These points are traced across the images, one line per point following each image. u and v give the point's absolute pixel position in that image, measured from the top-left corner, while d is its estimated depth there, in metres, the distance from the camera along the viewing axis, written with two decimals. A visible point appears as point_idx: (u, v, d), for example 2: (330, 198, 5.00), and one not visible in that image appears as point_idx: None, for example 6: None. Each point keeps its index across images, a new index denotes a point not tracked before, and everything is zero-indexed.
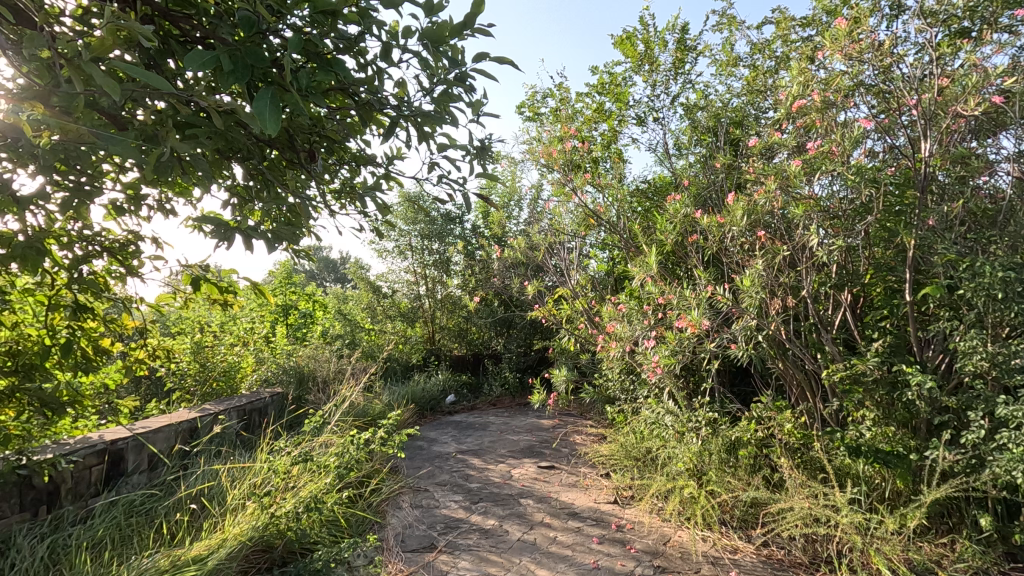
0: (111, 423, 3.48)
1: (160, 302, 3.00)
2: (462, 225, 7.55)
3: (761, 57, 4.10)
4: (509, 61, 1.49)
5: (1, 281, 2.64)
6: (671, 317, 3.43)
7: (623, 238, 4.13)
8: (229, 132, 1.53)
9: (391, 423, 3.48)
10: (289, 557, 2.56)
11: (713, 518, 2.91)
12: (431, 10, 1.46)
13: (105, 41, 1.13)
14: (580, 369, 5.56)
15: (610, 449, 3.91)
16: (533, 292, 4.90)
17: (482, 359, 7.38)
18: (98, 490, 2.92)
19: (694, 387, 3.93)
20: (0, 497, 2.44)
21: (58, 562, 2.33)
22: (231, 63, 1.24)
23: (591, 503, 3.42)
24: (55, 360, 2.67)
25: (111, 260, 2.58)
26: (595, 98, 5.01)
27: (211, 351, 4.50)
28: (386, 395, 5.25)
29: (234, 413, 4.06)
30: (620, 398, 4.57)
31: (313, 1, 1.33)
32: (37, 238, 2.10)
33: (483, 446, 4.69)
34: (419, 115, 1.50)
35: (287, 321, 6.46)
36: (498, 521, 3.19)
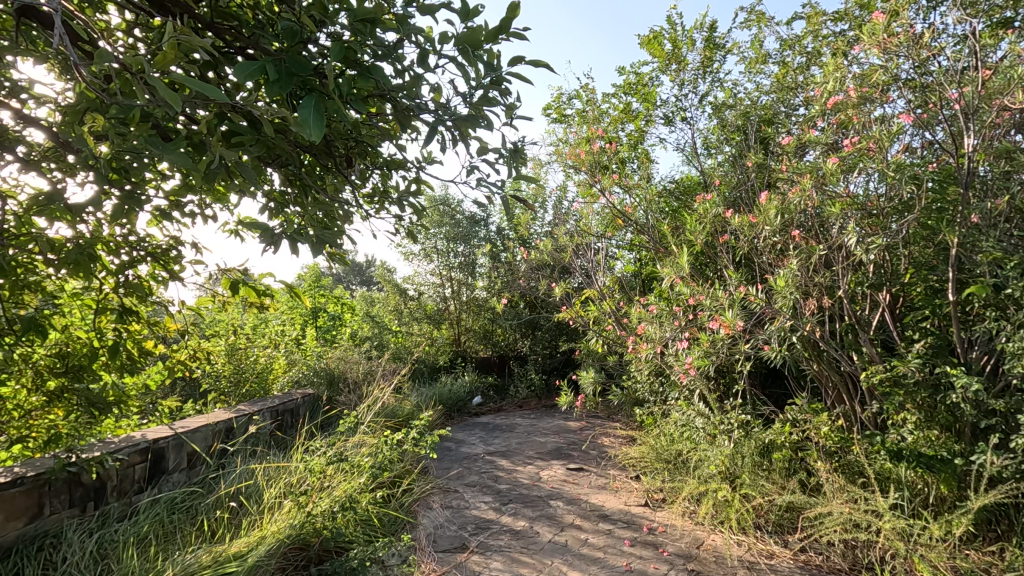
0: (153, 423, 3.60)
1: (200, 305, 3.09)
2: (487, 227, 7.59)
3: (791, 54, 4.03)
4: (546, 64, 1.50)
5: (51, 286, 2.75)
6: (702, 318, 3.40)
7: (651, 238, 4.10)
8: (271, 139, 1.57)
9: (422, 423, 3.52)
10: (325, 555, 2.61)
11: (747, 522, 2.86)
12: (466, 16, 1.48)
13: (165, 55, 1.18)
14: (607, 370, 5.54)
15: (639, 452, 3.88)
16: (560, 294, 4.89)
17: (508, 361, 7.40)
18: (141, 487, 3.01)
19: (725, 388, 3.89)
20: (52, 494, 2.53)
21: (106, 556, 2.42)
22: (276, 72, 1.27)
23: (622, 506, 3.39)
24: (102, 361, 2.77)
25: (154, 265, 2.67)
26: (622, 98, 4.99)
27: (246, 352, 4.61)
28: (415, 396, 5.30)
29: (268, 414, 4.15)
30: (649, 400, 4.55)
31: (354, 9, 1.36)
32: (88, 245, 2.20)
33: (511, 447, 4.71)
34: (457, 119, 1.52)
35: (316, 323, 6.58)
36: (529, 523, 3.20)
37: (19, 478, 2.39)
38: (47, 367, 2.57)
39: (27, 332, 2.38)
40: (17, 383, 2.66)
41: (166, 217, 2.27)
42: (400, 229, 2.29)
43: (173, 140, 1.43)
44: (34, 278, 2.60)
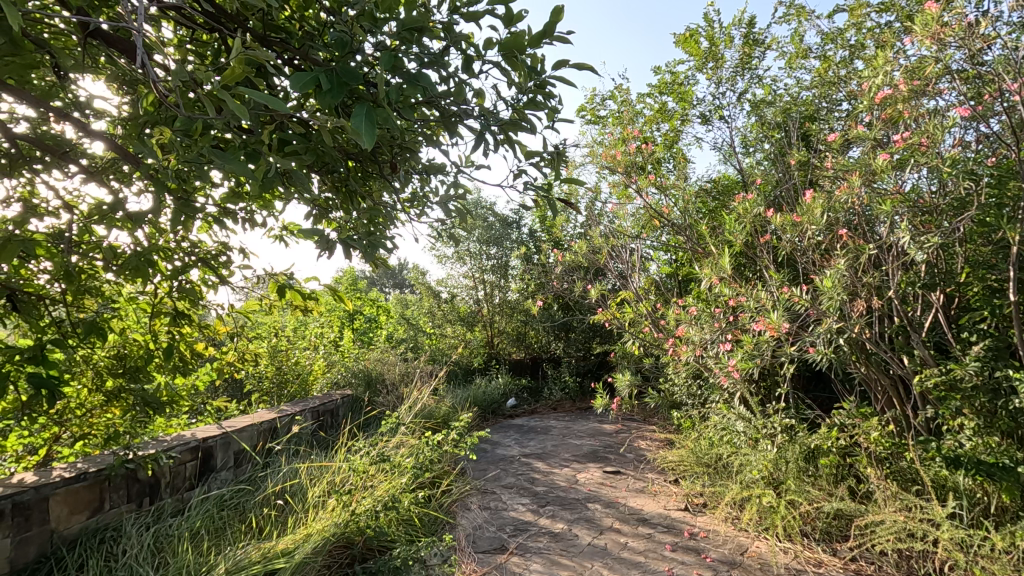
0: (202, 422, 3.73)
1: (247, 308, 3.19)
2: (520, 230, 7.61)
3: (834, 48, 3.93)
4: (592, 67, 1.50)
5: (110, 290, 2.89)
6: (743, 320, 3.34)
7: (689, 239, 4.04)
8: (322, 147, 1.61)
9: (461, 425, 3.55)
10: (368, 553, 2.66)
11: (794, 530, 2.78)
12: (510, 22, 1.49)
13: (234, 69, 1.24)
14: (643, 373, 5.49)
15: (678, 455, 3.83)
16: (595, 296, 4.86)
17: (541, 363, 7.40)
18: (191, 484, 3.12)
19: (767, 392, 3.80)
20: (111, 489, 2.64)
21: (162, 549, 2.52)
22: (328, 82, 1.30)
23: (661, 510, 3.35)
24: (157, 363, 2.90)
25: (205, 270, 2.78)
26: (658, 98, 4.89)
27: (286, 354, 4.74)
28: (451, 398, 5.35)
29: (310, 414, 4.25)
30: (687, 403, 4.48)
31: (402, 19, 1.39)
32: (147, 252, 2.31)
33: (547, 450, 4.70)
34: (502, 123, 1.53)
35: (353, 325, 6.71)
36: (567, 525, 3.19)
37: (82, 473, 2.52)
38: (106, 368, 2.71)
39: (90, 335, 2.51)
40: (79, 382, 2.80)
41: (218, 223, 2.36)
42: (439, 234, 2.29)
43: (231, 148, 1.49)
44: (94, 284, 2.74)
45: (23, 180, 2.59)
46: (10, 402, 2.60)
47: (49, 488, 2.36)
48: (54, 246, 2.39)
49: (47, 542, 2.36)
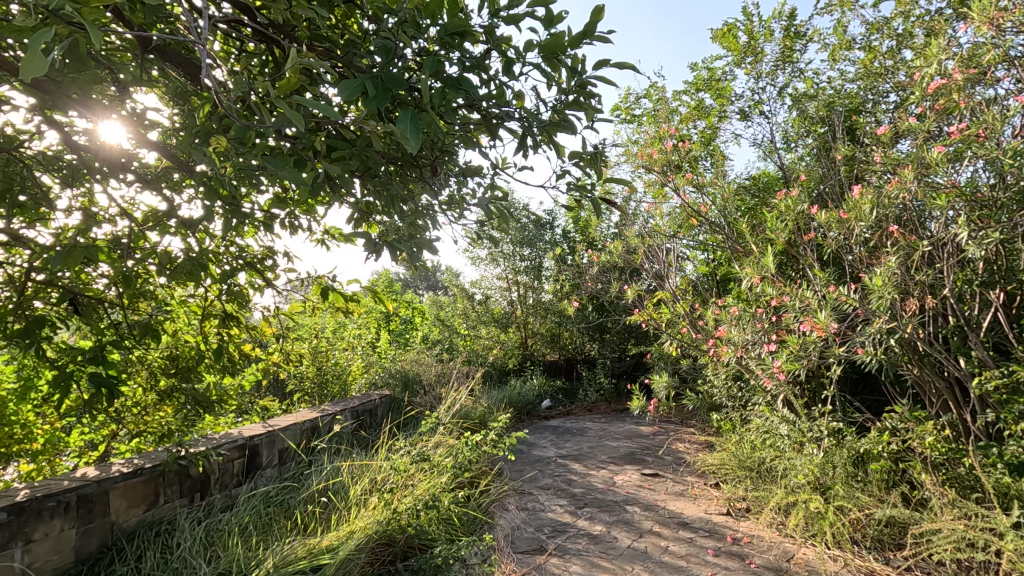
0: (249, 420, 3.85)
1: (292, 310, 3.28)
2: (553, 231, 7.59)
3: (879, 37, 3.82)
4: (635, 66, 1.48)
5: (163, 294, 3.03)
6: (788, 321, 3.26)
7: (729, 238, 3.96)
8: (367, 151, 1.63)
9: (499, 425, 3.57)
10: (410, 551, 2.70)
11: (844, 537, 2.70)
12: (550, 23, 1.49)
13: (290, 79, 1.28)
14: (680, 374, 5.41)
15: (719, 459, 3.76)
16: (631, 296, 4.80)
17: (576, 364, 7.37)
18: (240, 481, 3.23)
19: (812, 394, 3.69)
20: (165, 484, 2.76)
21: (213, 543, 2.62)
22: (374, 88, 1.33)
23: (702, 514, 3.29)
24: (208, 364, 3.02)
25: (252, 273, 2.87)
26: (694, 96, 4.82)
27: (327, 355, 4.86)
28: (488, 398, 5.38)
29: (350, 414, 4.33)
30: (727, 405, 4.39)
31: (444, 25, 1.41)
32: (199, 257, 2.41)
33: (583, 451, 4.68)
34: (544, 125, 1.53)
35: (389, 327, 6.82)
36: (606, 527, 3.17)
37: (139, 468, 2.63)
38: (161, 368, 2.85)
39: (146, 336, 2.63)
40: (135, 382, 2.95)
41: (266, 228, 2.44)
42: (478, 236, 2.30)
43: (282, 155, 1.53)
44: (149, 288, 2.88)
45: (84, 190, 2.72)
46: (73, 401, 2.75)
47: (110, 482, 2.48)
48: (114, 252, 2.52)
49: (108, 534, 2.47)
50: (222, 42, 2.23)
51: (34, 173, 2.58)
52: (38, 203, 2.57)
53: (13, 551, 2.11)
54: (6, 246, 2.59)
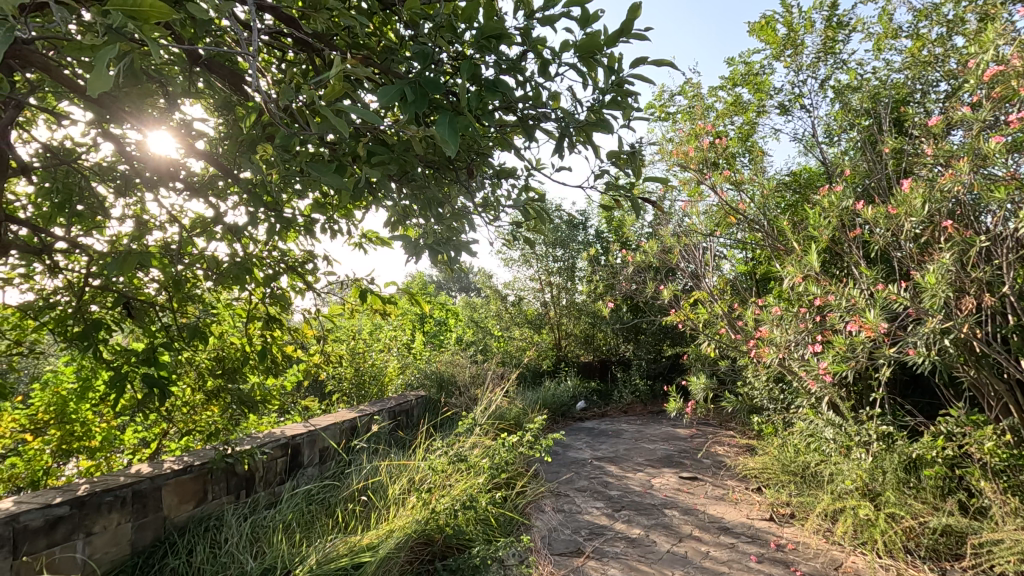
0: (291, 420, 3.96)
1: (332, 313, 3.35)
2: (586, 231, 7.54)
3: (928, 25, 3.67)
4: (674, 62, 1.45)
5: (210, 298, 3.14)
6: (833, 321, 3.15)
7: (769, 235, 3.85)
8: (405, 156, 1.66)
9: (535, 426, 3.57)
10: (448, 551, 2.72)
11: (896, 546, 2.59)
12: (586, 23, 1.48)
13: (334, 87, 1.31)
14: (718, 376, 5.30)
15: (761, 462, 3.66)
16: (667, 296, 4.73)
17: (610, 366, 7.30)
18: (283, 478, 3.33)
19: (859, 396, 3.56)
20: (213, 481, 2.86)
21: (259, 539, 2.70)
22: (413, 93, 1.35)
23: (744, 519, 3.22)
24: (252, 365, 3.11)
25: (293, 277, 2.95)
26: (731, 91, 4.72)
27: (364, 356, 4.95)
28: (522, 400, 5.38)
29: (387, 414, 4.40)
30: (768, 408, 4.28)
31: (480, 28, 1.42)
32: (244, 261, 2.49)
33: (619, 453, 4.63)
34: (580, 126, 1.51)
35: (424, 328, 6.90)
36: (644, 531, 3.12)
37: (188, 465, 2.74)
38: (209, 369, 2.96)
39: (195, 339, 2.73)
40: (184, 383, 3.07)
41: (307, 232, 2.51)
42: (514, 237, 2.30)
43: (323, 161, 1.56)
44: (197, 292, 2.99)
45: (136, 199, 2.85)
46: (128, 401, 2.88)
47: (161, 478, 2.59)
48: (165, 257, 2.63)
49: (161, 528, 2.58)
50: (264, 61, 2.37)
51: (91, 184, 2.71)
52: (94, 212, 2.71)
53: (75, 542, 2.22)
54: (66, 253, 2.73)
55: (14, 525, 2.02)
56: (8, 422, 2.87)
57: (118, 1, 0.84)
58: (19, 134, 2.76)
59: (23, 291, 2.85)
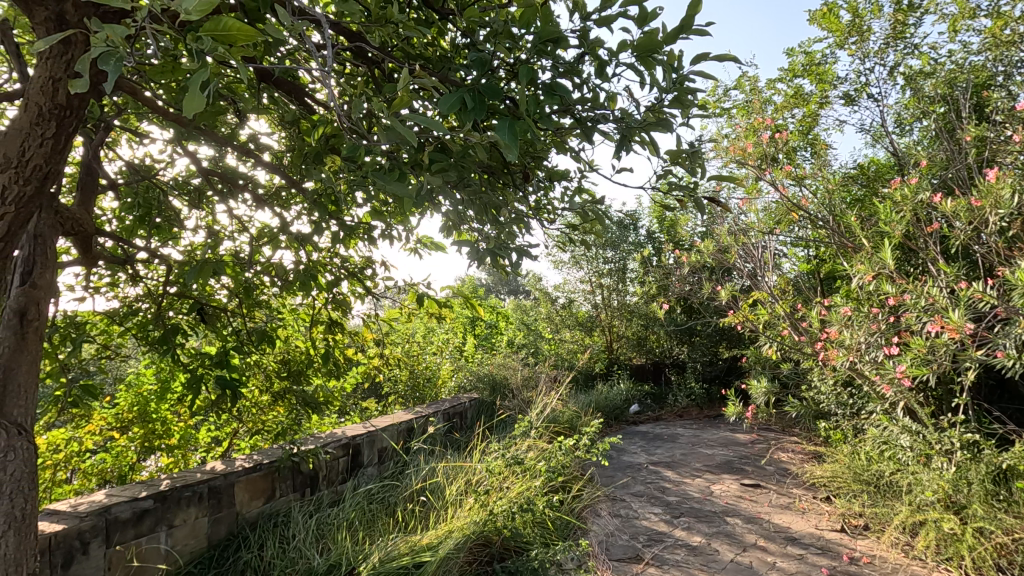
0: (351, 421, 4.09)
1: (390, 317, 3.44)
2: (637, 232, 7.41)
3: (1011, 2, 3.42)
4: (738, 56, 1.38)
5: (276, 304, 3.29)
6: (908, 321, 2.97)
7: (835, 232, 3.67)
8: (464, 162, 1.68)
9: (591, 430, 3.54)
10: (506, 553, 2.73)
11: (986, 563, 2.38)
12: (644, 21, 1.44)
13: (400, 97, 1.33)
14: (780, 379, 5.11)
15: (830, 471, 3.49)
16: (724, 297, 4.58)
17: (664, 368, 7.17)
18: (345, 477, 3.44)
19: (939, 401, 3.34)
20: (280, 479, 2.99)
21: (324, 535, 2.79)
22: (473, 100, 1.36)
23: (812, 529, 3.08)
24: (316, 367, 3.24)
25: (354, 282, 3.05)
26: (791, 83, 4.54)
27: (419, 359, 5.05)
28: (576, 402, 5.36)
29: (442, 416, 4.47)
30: (836, 413, 4.08)
31: (536, 33, 1.41)
32: (309, 267, 2.60)
33: (676, 458, 4.53)
34: (639, 126, 1.47)
35: (475, 332, 6.97)
36: (705, 539, 3.04)
37: (259, 463, 2.87)
38: (276, 371, 3.11)
39: (263, 342, 2.86)
40: (253, 385, 3.22)
41: (367, 238, 2.58)
42: (570, 240, 2.29)
43: (386, 171, 1.60)
44: (263, 298, 3.14)
45: (208, 211, 3.02)
46: (203, 401, 3.05)
47: (234, 475, 2.73)
48: (237, 265, 2.77)
49: (234, 522, 2.72)
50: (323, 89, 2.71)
51: (168, 198, 2.88)
52: (172, 224, 2.89)
53: (159, 534, 2.37)
54: (146, 264, 2.93)
55: (106, 516, 2.18)
56: (97, 420, 3.10)
57: (211, 27, 0.88)
58: (105, 154, 2.98)
59: (110, 299, 3.07)
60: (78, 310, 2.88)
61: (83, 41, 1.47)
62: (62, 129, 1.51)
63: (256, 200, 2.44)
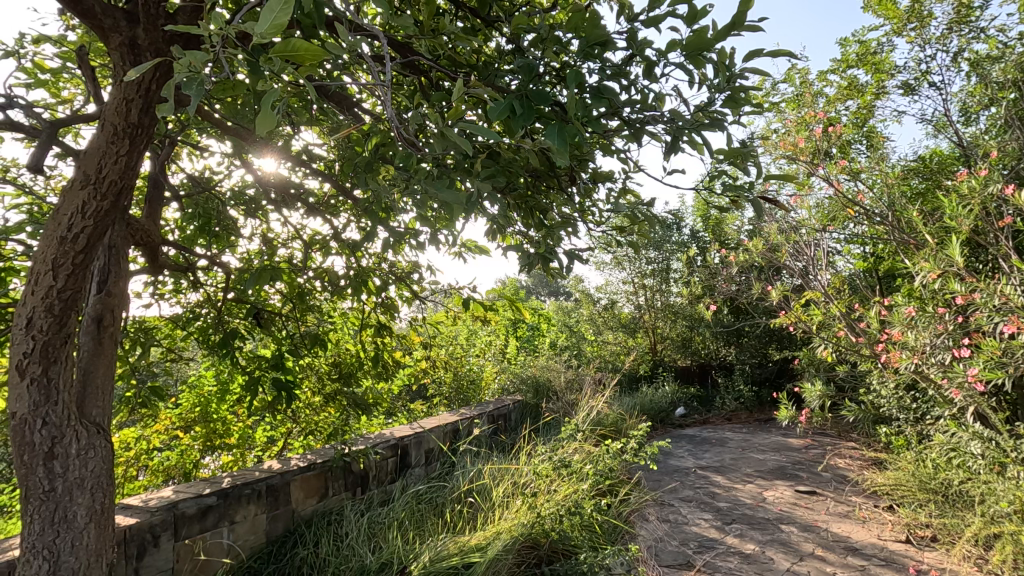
0: (399, 422, 4.18)
1: (436, 320, 3.50)
2: (681, 231, 7.28)
3: None
4: (795, 52, 1.33)
5: (327, 308, 3.40)
6: (979, 321, 2.81)
7: (895, 228, 3.51)
8: (511, 167, 1.69)
9: (638, 433, 3.49)
10: (554, 556, 2.73)
11: None
12: (693, 18, 1.40)
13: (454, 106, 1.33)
14: (835, 382, 4.91)
15: (893, 478, 3.33)
16: (775, 297, 4.42)
17: (710, 370, 7.00)
18: (393, 477, 3.51)
19: (1013, 406, 3.14)
20: (333, 478, 3.08)
21: (376, 534, 2.85)
22: (521, 106, 1.36)
23: (874, 539, 2.94)
24: (366, 369, 3.32)
25: (401, 286, 3.11)
26: (844, 74, 4.37)
27: (463, 361, 5.11)
28: (620, 405, 5.30)
29: (486, 418, 4.50)
30: (898, 418, 3.89)
31: (584, 37, 1.40)
32: (360, 273, 2.67)
33: (725, 463, 4.41)
34: (690, 126, 1.43)
35: (517, 334, 6.99)
36: (759, 546, 2.95)
37: (312, 463, 2.97)
38: (328, 373, 3.21)
39: (316, 345, 2.96)
40: (307, 386, 3.34)
41: (415, 244, 2.64)
42: (617, 242, 2.27)
43: (436, 179, 1.61)
44: (315, 303, 3.24)
45: (263, 220, 3.15)
46: (260, 403, 3.18)
47: (290, 474, 2.83)
48: (293, 271, 2.87)
49: (290, 520, 2.82)
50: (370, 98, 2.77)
51: (226, 208, 3.02)
52: (229, 233, 3.02)
53: (222, 529, 2.49)
54: (206, 270, 3.07)
55: (174, 511, 2.30)
56: (163, 419, 3.28)
57: (279, 49, 0.91)
58: (169, 167, 3.14)
59: (173, 304, 3.23)
60: (145, 316, 3.05)
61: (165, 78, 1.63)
62: (134, 146, 1.60)
63: (310, 208, 2.53)
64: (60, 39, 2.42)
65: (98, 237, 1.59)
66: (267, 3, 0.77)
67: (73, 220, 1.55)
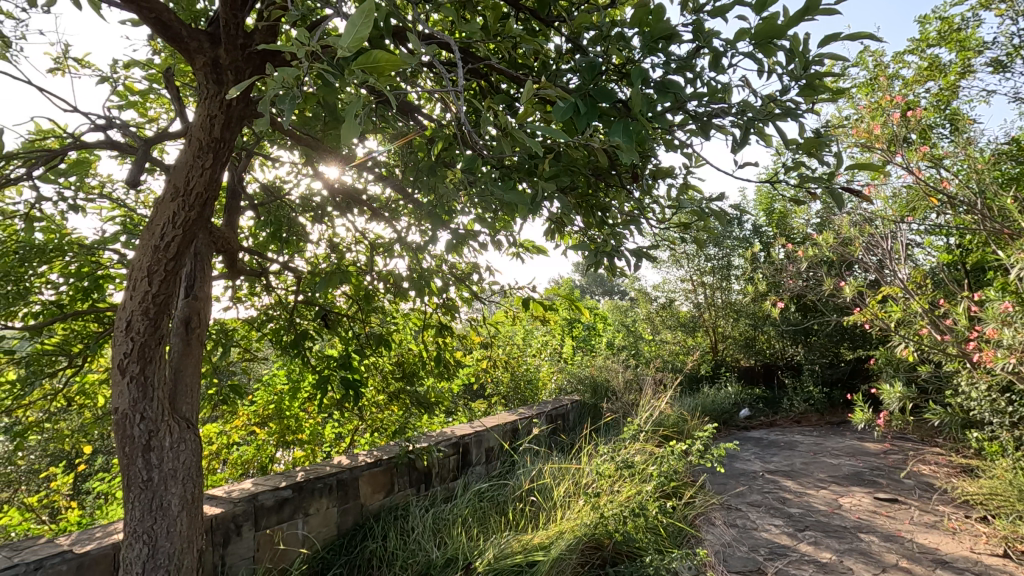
0: (459, 420, 4.25)
1: (495, 320, 3.53)
2: (742, 226, 7.03)
3: None
4: (877, 36, 1.24)
5: (389, 309, 3.50)
6: None
7: (985, 216, 3.24)
8: (574, 166, 1.68)
9: (703, 434, 3.40)
10: (619, 557, 2.71)
11: None
12: (763, 5, 1.34)
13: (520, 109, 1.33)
14: (917, 383, 4.60)
15: (987, 487, 3.08)
16: (848, 293, 4.18)
17: (776, 370, 6.77)
18: (455, 475, 3.57)
19: None
20: (399, 475, 3.17)
21: (440, 529, 2.92)
22: (584, 107, 1.36)
23: (966, 552, 2.75)
24: (428, 369, 3.40)
25: (462, 287, 3.16)
26: (924, 54, 4.11)
27: (520, 361, 5.14)
28: (681, 406, 5.17)
29: (545, 418, 4.51)
30: (992, 422, 3.61)
31: (648, 32, 1.37)
32: (422, 274, 2.73)
33: (796, 467, 4.22)
34: (761, 116, 1.37)
35: (573, 334, 6.94)
36: (836, 555, 2.81)
37: (379, 459, 3.07)
38: (392, 372, 3.31)
39: (381, 345, 3.06)
40: (373, 385, 3.46)
41: (475, 245, 2.67)
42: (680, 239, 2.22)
43: (499, 181, 1.62)
44: (378, 304, 3.35)
45: (329, 225, 3.28)
46: (329, 400, 3.32)
47: (358, 470, 2.94)
48: (359, 274, 2.98)
49: (359, 513, 2.93)
50: (430, 104, 2.83)
51: (296, 215, 3.16)
52: (299, 238, 3.16)
53: (297, 520, 2.61)
54: (278, 274, 3.23)
55: (254, 502, 2.44)
56: (242, 416, 3.53)
57: (361, 61, 0.96)
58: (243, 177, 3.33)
59: (248, 307, 3.42)
60: (224, 318, 3.25)
61: (248, 97, 1.69)
62: (218, 159, 1.71)
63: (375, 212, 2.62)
64: (148, 62, 2.61)
65: (186, 245, 1.71)
66: (350, 18, 0.81)
67: (165, 230, 1.67)
